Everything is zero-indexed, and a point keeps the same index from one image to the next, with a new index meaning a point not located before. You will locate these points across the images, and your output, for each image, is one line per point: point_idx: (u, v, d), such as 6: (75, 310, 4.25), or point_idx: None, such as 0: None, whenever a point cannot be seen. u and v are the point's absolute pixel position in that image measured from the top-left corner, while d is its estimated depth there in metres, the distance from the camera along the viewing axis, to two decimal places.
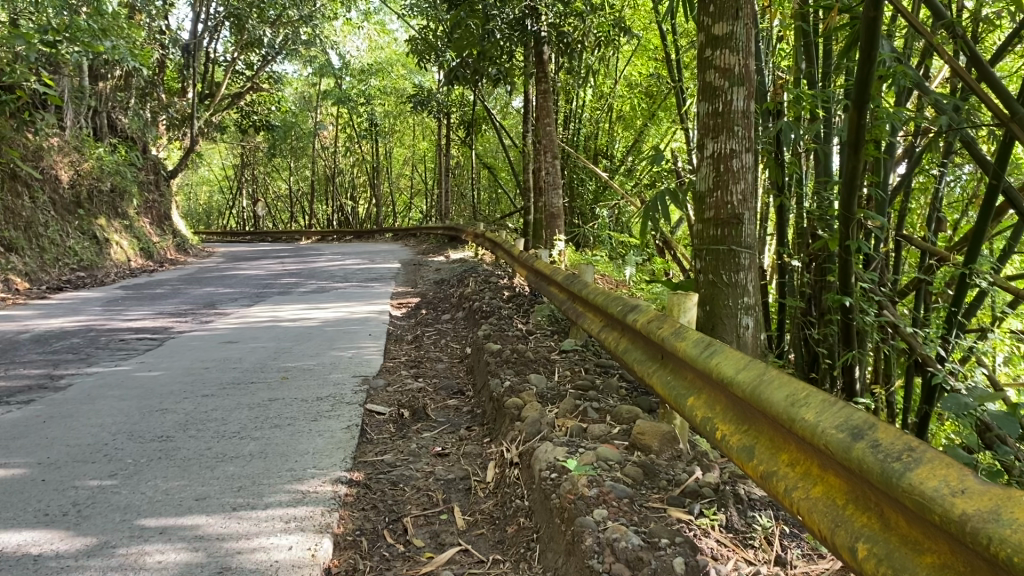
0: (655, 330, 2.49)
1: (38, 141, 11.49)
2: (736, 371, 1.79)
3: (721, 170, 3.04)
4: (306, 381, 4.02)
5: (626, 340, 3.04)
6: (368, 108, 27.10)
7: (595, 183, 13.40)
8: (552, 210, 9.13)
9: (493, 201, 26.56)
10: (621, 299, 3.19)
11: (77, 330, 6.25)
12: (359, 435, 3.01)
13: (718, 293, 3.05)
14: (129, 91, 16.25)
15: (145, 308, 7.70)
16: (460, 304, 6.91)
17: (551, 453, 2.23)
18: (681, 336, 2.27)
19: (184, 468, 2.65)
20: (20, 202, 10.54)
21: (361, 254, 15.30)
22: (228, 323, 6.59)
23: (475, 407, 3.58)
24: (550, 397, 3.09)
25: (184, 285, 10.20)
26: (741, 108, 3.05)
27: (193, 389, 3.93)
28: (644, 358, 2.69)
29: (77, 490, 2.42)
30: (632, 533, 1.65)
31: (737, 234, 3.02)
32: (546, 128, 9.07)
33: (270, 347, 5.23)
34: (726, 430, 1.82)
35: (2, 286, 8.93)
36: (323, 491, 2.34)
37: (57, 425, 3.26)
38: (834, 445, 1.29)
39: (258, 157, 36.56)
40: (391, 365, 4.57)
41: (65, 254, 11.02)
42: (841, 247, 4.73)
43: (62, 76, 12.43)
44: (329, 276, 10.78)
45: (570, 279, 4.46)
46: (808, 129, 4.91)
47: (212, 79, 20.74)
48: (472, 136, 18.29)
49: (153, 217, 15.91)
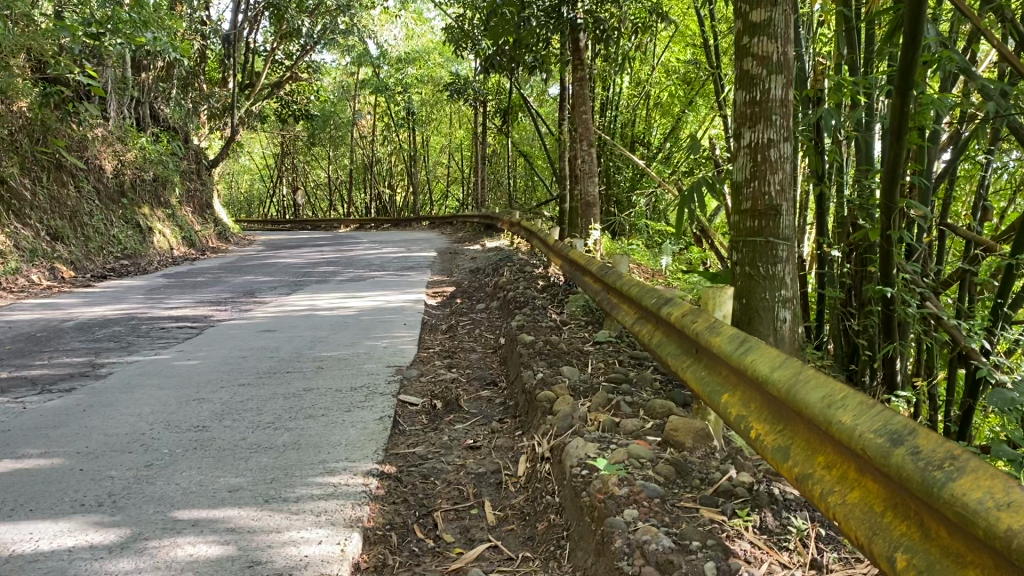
0: (689, 324, 2.45)
1: (83, 132, 11.69)
2: (771, 369, 1.75)
3: (758, 161, 2.98)
4: (340, 371, 4.04)
5: (660, 333, 3.00)
6: (405, 96, 27.16)
7: (632, 170, 13.30)
8: (588, 199, 9.07)
9: (530, 189, 26.52)
10: (656, 291, 3.15)
11: (120, 318, 6.36)
12: (392, 427, 3.01)
13: (754, 286, 3.00)
14: (171, 82, 16.46)
15: (185, 297, 7.80)
16: (495, 293, 6.89)
17: (581, 449, 2.20)
18: (716, 332, 2.23)
19: (218, 459, 2.67)
20: (66, 192, 10.74)
21: (398, 243, 15.36)
22: (265, 312, 6.66)
23: (508, 399, 3.56)
24: (582, 390, 3.06)
25: (224, 273, 10.34)
26: (779, 97, 2.98)
27: (230, 379, 3.98)
28: (677, 353, 2.66)
29: (113, 480, 2.46)
30: (663, 534, 1.63)
31: (774, 225, 2.95)
32: (582, 117, 9.01)
33: (307, 337, 5.27)
34: (761, 429, 1.78)
35: (49, 275, 9.13)
36: (354, 484, 2.34)
37: (96, 414, 3.31)
38: (873, 451, 1.25)
39: (297, 146, 36.88)
40: (425, 355, 4.58)
41: (110, 243, 11.21)
42: (882, 237, 4.62)
43: (105, 67, 12.62)
44: (366, 265, 10.84)
45: (605, 270, 4.42)
46: (850, 116, 4.81)
47: (252, 69, 20.92)
48: (509, 124, 18.23)
49: (195, 206, 16.13)
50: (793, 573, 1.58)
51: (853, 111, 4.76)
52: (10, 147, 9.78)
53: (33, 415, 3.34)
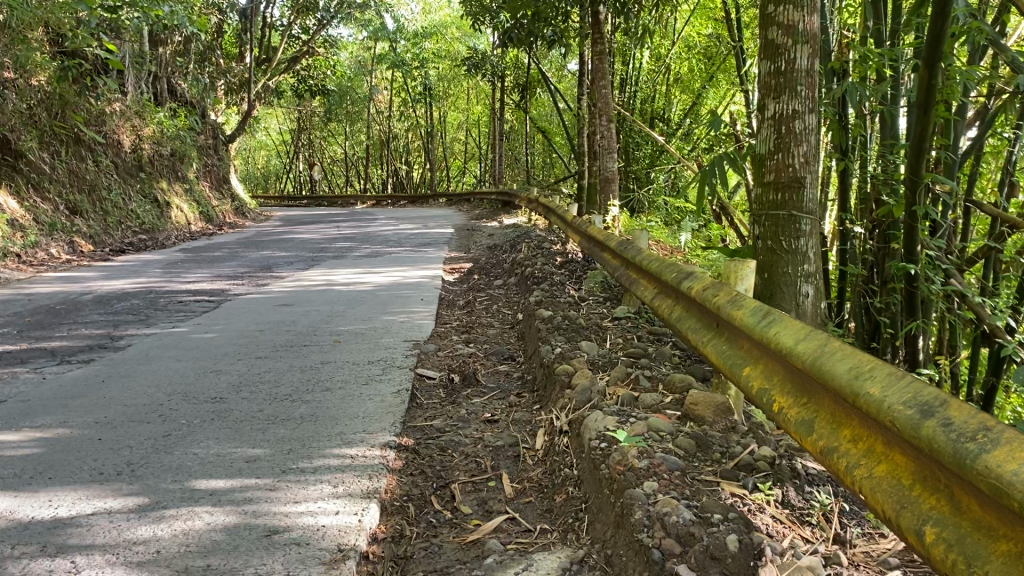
0: (710, 297, 2.42)
1: (102, 106, 11.72)
2: (795, 341, 1.71)
3: (782, 132, 2.92)
4: (358, 344, 4.03)
5: (679, 307, 2.97)
6: (422, 71, 27.03)
7: (650, 147, 13.20)
8: (606, 175, 9.00)
9: (548, 165, 26.37)
10: (676, 265, 3.11)
11: (138, 292, 6.39)
12: (409, 400, 3.00)
13: (777, 260, 2.96)
14: (189, 57, 16.49)
15: (203, 271, 7.83)
16: (512, 269, 6.86)
17: (600, 422, 2.18)
18: (738, 305, 2.19)
19: (235, 430, 2.68)
20: (84, 166, 10.77)
21: (416, 219, 15.34)
22: (283, 286, 6.67)
23: (526, 373, 3.54)
24: (601, 364, 3.03)
25: (242, 248, 10.35)
26: (805, 67, 2.92)
27: (248, 351, 3.99)
28: (698, 326, 2.62)
29: (131, 450, 2.47)
30: (683, 507, 1.60)
31: (798, 199, 2.91)
32: (602, 91, 8.94)
33: (324, 311, 5.27)
34: (785, 402, 1.75)
35: (68, 249, 9.18)
36: (371, 456, 2.33)
37: (114, 385, 3.33)
38: (901, 421, 1.22)
39: (314, 121, 36.83)
40: (442, 330, 4.56)
41: (128, 218, 11.27)
42: (906, 213, 4.56)
43: (123, 42, 12.63)
44: (383, 241, 10.86)
45: (624, 245, 4.38)
46: (876, 89, 4.74)
47: (269, 45, 20.89)
48: (526, 99, 18.11)
49: (213, 181, 16.18)
50: (815, 548, 1.55)
51: (878, 85, 4.69)
52: (29, 121, 9.82)
53: (53, 385, 3.37)
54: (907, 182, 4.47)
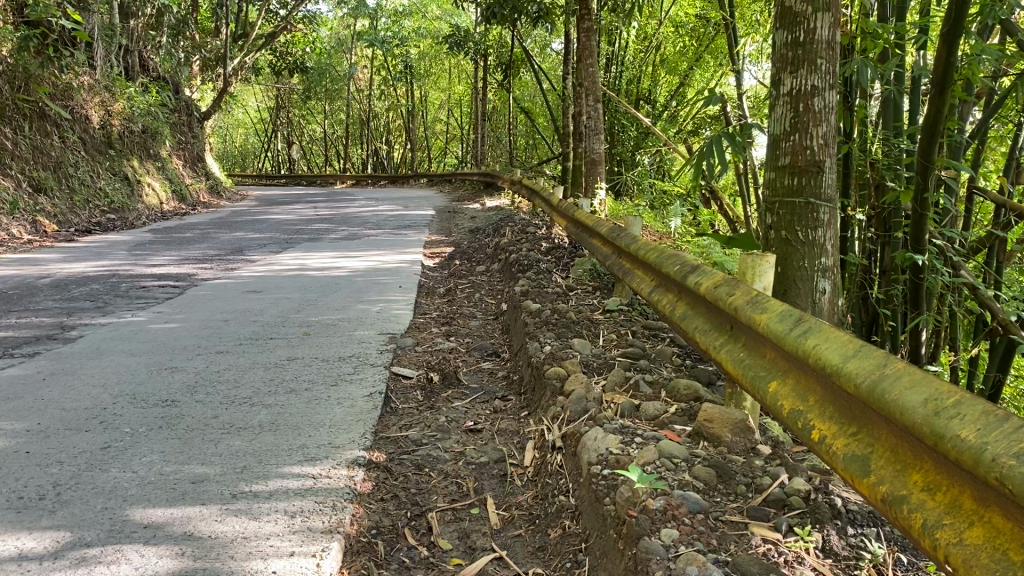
0: (723, 296, 2.14)
1: (68, 79, 11.25)
2: (843, 358, 1.43)
3: (800, 111, 2.63)
4: (328, 338, 3.72)
5: (682, 304, 2.68)
6: (403, 50, 26.53)
7: (637, 129, 12.87)
8: (593, 157, 8.67)
9: (531, 147, 26.01)
10: (679, 256, 2.82)
11: (100, 276, 6.02)
12: (382, 404, 2.70)
13: (791, 253, 2.68)
14: (161, 30, 15.92)
15: (171, 254, 7.45)
16: (496, 255, 6.55)
17: (601, 442, 1.90)
18: (759, 306, 1.91)
19: (185, 441, 2.37)
20: (49, 142, 10.34)
21: (396, 200, 14.94)
22: (253, 271, 6.32)
23: (512, 373, 3.24)
24: (595, 366, 2.74)
25: (214, 229, 9.96)
26: (826, 38, 2.60)
27: (207, 345, 3.65)
28: (707, 327, 2.34)
29: (61, 466, 2.15)
30: (712, 566, 1.33)
31: (816, 184, 2.63)
32: (589, 70, 8.63)
33: (295, 299, 4.94)
34: (827, 431, 1.47)
35: (31, 229, 8.77)
36: (337, 477, 2.05)
37: (56, 384, 2.99)
38: (1017, 486, 0.94)
39: (292, 99, 36.18)
40: (421, 321, 4.24)
41: (95, 196, 10.83)
42: (915, 199, 4.30)
43: (92, 13, 12.10)
44: (361, 223, 10.50)
45: (615, 232, 4.09)
46: (887, 68, 4.46)
47: (246, 20, 20.28)
48: (510, 78, 17.70)
49: (186, 158, 15.68)
50: None
51: (888, 63, 4.43)
52: None
53: None
54: (919, 167, 4.22)
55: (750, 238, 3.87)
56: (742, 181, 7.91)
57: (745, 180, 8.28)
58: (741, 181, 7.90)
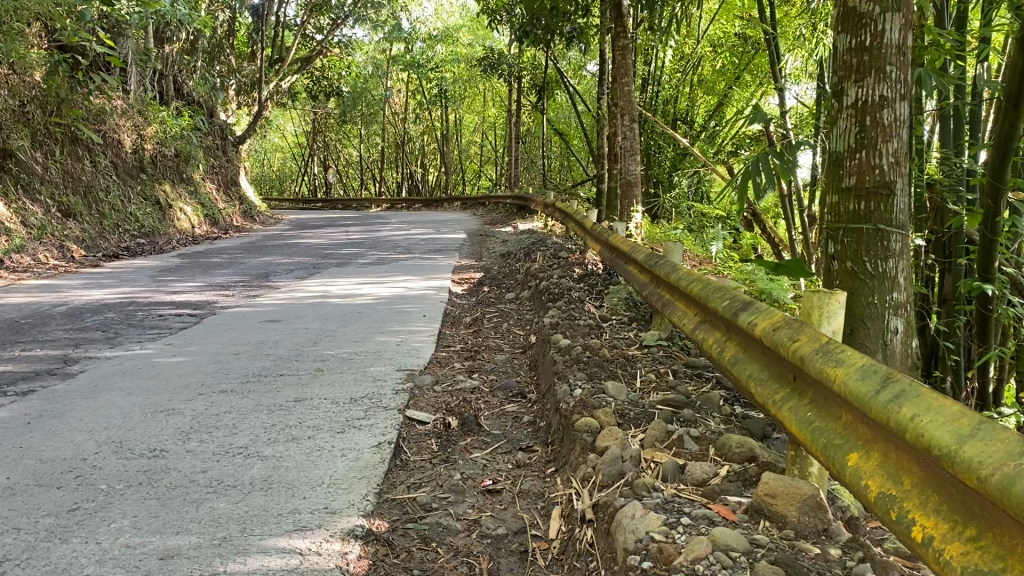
0: (785, 342, 1.81)
1: (100, 104, 11.24)
2: (957, 438, 1.10)
3: (867, 125, 2.30)
4: (341, 376, 3.43)
5: (732, 344, 2.35)
6: (438, 74, 26.48)
7: (673, 150, 12.52)
8: (629, 178, 8.34)
9: (566, 168, 25.75)
10: (728, 291, 2.49)
11: (116, 304, 5.81)
12: (391, 457, 2.40)
13: (858, 286, 2.33)
14: (196, 54, 15.98)
15: (195, 280, 7.25)
16: (527, 281, 6.25)
17: (640, 522, 1.59)
18: (832, 357, 1.58)
19: (163, 502, 2.09)
20: (81, 166, 10.31)
21: (428, 223, 14.74)
22: (274, 298, 6.07)
23: (538, 418, 2.92)
24: (632, 415, 2.40)
25: (242, 254, 9.78)
26: (896, 43, 2.28)
27: (211, 384, 3.37)
28: (763, 375, 2.02)
29: (15, 535, 1.88)
30: None
31: (885, 209, 2.29)
32: (624, 88, 8.32)
33: (313, 329, 4.67)
34: (936, 531, 1.14)
35: (58, 254, 8.65)
36: (327, 554, 1.76)
37: (39, 429, 2.74)
38: None
39: (328, 124, 36.40)
40: (443, 355, 3.95)
41: (126, 221, 10.74)
42: (985, 222, 3.91)
43: (125, 37, 12.11)
44: (391, 247, 10.27)
45: (653, 259, 3.77)
46: (950, 81, 4.08)
47: (281, 44, 20.33)
48: (544, 99, 17.48)
49: (220, 182, 15.64)
50: None
51: (951, 75, 4.06)
52: (19, 118, 9.42)
53: None
54: (988, 188, 3.84)
55: (802, 266, 3.56)
56: (786, 203, 7.49)
57: (789, 202, 7.87)
58: (785, 204, 7.48)
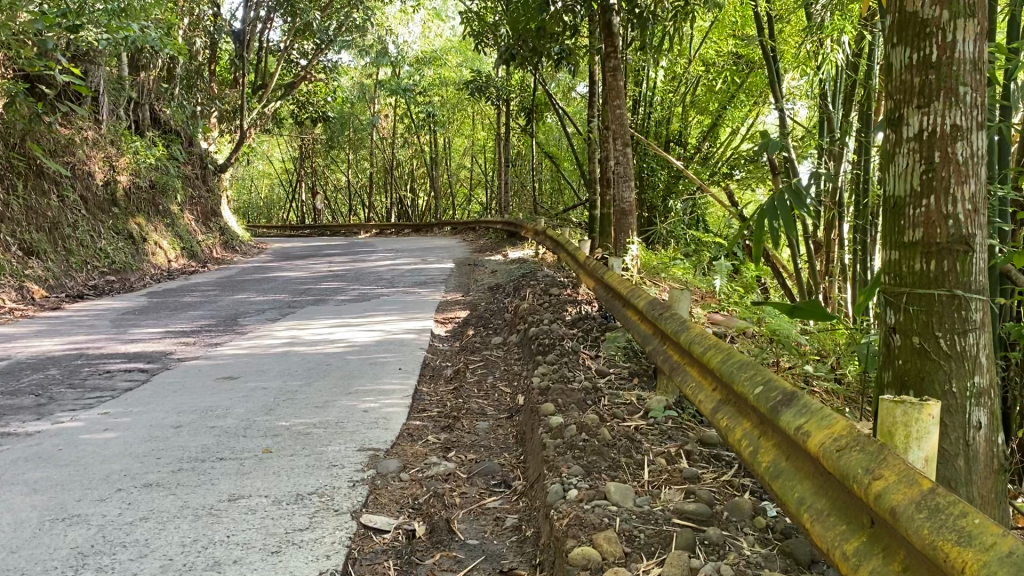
0: (858, 475, 1.30)
1: (68, 135, 10.73)
2: None
3: (936, 162, 1.97)
4: (291, 461, 2.89)
5: (768, 443, 1.84)
6: (426, 97, 26.10)
7: (668, 172, 12.07)
8: (623, 206, 7.80)
9: (558, 191, 25.28)
10: (760, 371, 1.98)
11: (62, 358, 5.24)
12: None
13: (930, 368, 2.01)
14: (173, 82, 15.51)
15: (157, 325, 6.69)
16: (516, 323, 5.73)
17: None
18: (948, 524, 1.07)
19: None
20: (46, 201, 9.78)
21: (415, 252, 14.23)
22: (237, 348, 5.51)
23: (524, 522, 2.40)
24: (643, 539, 1.89)
25: (217, 292, 9.21)
26: (970, 57, 1.94)
27: (134, 475, 2.82)
28: (820, 504, 1.50)
29: None
30: None
31: (959, 269, 1.96)
32: (616, 111, 7.82)
33: (273, 390, 4.12)
34: None
35: (16, 295, 8.08)
36: None
37: None
38: None
39: (316, 150, 35.95)
40: (417, 426, 3.40)
41: (95, 257, 10.18)
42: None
43: (96, 66, 11.63)
44: (374, 281, 9.74)
45: (655, 310, 3.30)
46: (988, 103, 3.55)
47: (264, 71, 19.85)
48: (534, 122, 17.04)
49: (199, 213, 15.09)
50: None
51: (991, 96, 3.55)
52: None
53: None
54: None
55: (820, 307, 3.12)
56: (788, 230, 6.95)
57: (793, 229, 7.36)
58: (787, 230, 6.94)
